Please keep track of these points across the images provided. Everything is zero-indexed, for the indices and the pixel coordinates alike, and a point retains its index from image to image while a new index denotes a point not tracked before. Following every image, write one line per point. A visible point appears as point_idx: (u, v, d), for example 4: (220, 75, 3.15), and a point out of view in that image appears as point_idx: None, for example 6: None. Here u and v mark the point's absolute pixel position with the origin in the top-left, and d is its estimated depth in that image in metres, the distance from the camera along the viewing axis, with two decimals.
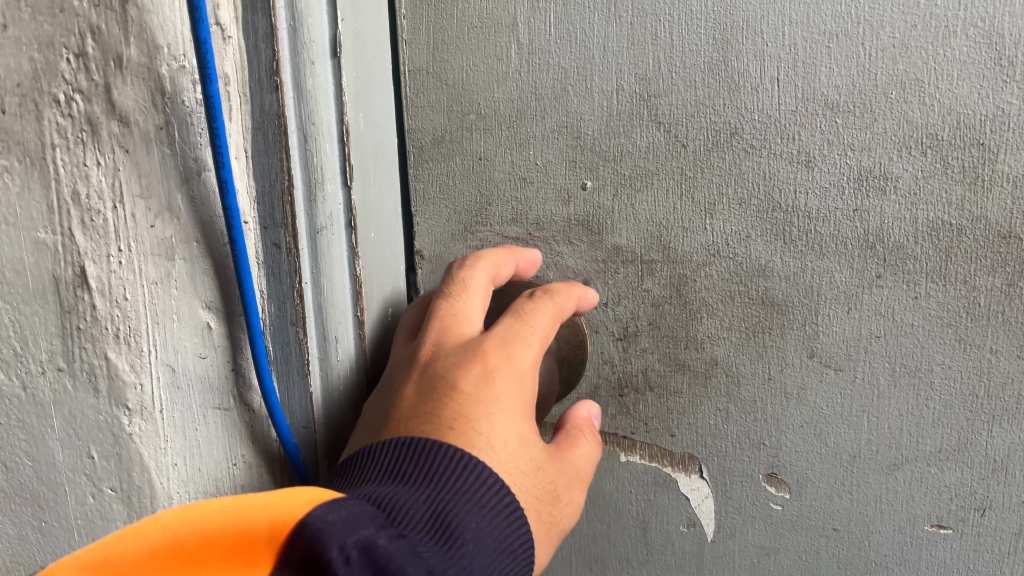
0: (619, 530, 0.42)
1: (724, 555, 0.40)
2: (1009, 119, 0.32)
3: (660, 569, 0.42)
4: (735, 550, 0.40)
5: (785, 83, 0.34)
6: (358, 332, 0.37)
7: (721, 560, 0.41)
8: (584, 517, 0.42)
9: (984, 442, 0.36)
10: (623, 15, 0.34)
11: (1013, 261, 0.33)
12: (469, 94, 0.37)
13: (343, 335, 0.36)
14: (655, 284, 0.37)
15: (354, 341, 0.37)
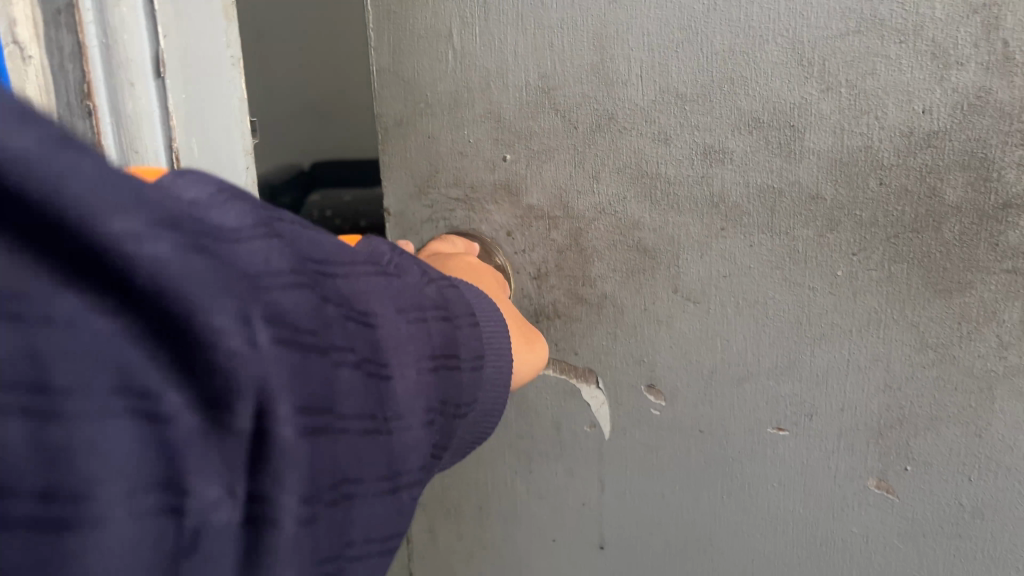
0: (540, 429, 0.53)
1: (618, 450, 0.51)
2: (811, 107, 0.42)
3: (571, 463, 0.52)
4: (627, 447, 0.51)
5: (646, 79, 0.44)
6: None
7: (616, 455, 0.51)
8: (513, 419, 0.53)
9: (808, 361, 0.45)
10: (528, 28, 0.46)
11: (820, 217, 0.43)
12: (420, 88, 0.49)
13: None
14: (559, 235, 0.48)
15: None
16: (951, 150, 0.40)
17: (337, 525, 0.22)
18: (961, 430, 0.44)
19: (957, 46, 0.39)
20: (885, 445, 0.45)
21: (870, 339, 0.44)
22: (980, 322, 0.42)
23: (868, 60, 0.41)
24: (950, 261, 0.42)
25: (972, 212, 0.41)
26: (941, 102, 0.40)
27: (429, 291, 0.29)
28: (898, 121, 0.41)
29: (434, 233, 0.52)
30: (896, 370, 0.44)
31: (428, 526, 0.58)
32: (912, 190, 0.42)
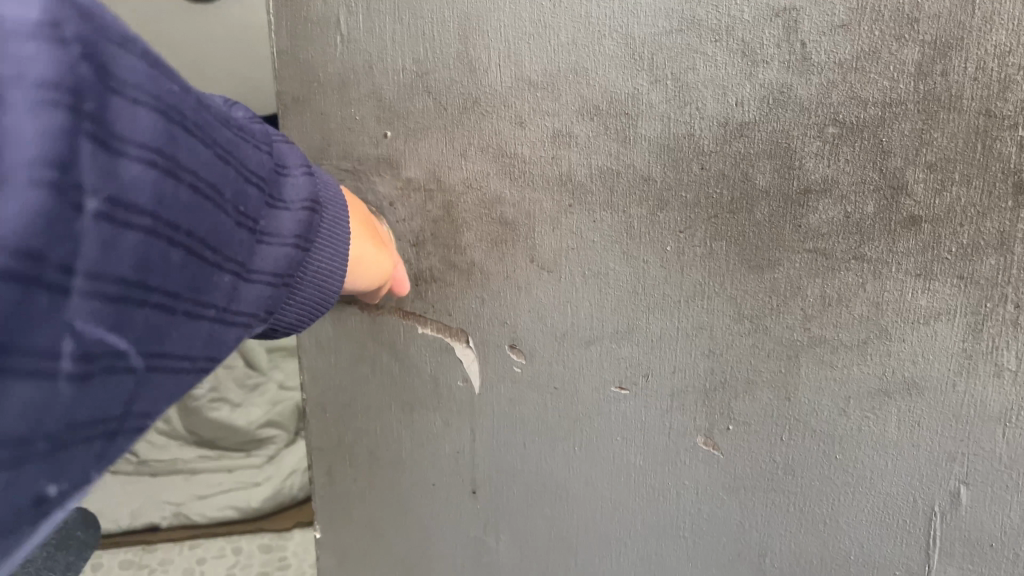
0: (420, 383, 0.58)
1: (487, 404, 0.56)
2: (642, 97, 0.47)
3: (447, 414, 0.58)
4: (494, 401, 0.56)
5: (504, 67, 0.49)
6: None
7: (485, 408, 0.56)
8: (398, 373, 0.58)
9: (644, 327, 0.51)
10: (403, 18, 0.51)
11: (652, 196, 0.48)
12: (313, 68, 0.54)
13: None
14: (433, 206, 0.54)
15: None
16: (760, 139, 0.45)
17: (167, 271, 0.28)
18: (774, 393, 0.49)
19: (762, 46, 0.44)
20: (711, 406, 0.50)
21: (696, 309, 0.49)
22: (787, 296, 0.47)
23: (689, 56, 0.45)
24: (761, 240, 0.47)
25: (779, 196, 0.46)
26: (750, 96, 0.45)
27: (264, 139, 0.38)
28: (715, 112, 0.45)
29: None
30: (718, 338, 0.49)
31: (326, 470, 0.64)
32: (728, 174, 0.46)
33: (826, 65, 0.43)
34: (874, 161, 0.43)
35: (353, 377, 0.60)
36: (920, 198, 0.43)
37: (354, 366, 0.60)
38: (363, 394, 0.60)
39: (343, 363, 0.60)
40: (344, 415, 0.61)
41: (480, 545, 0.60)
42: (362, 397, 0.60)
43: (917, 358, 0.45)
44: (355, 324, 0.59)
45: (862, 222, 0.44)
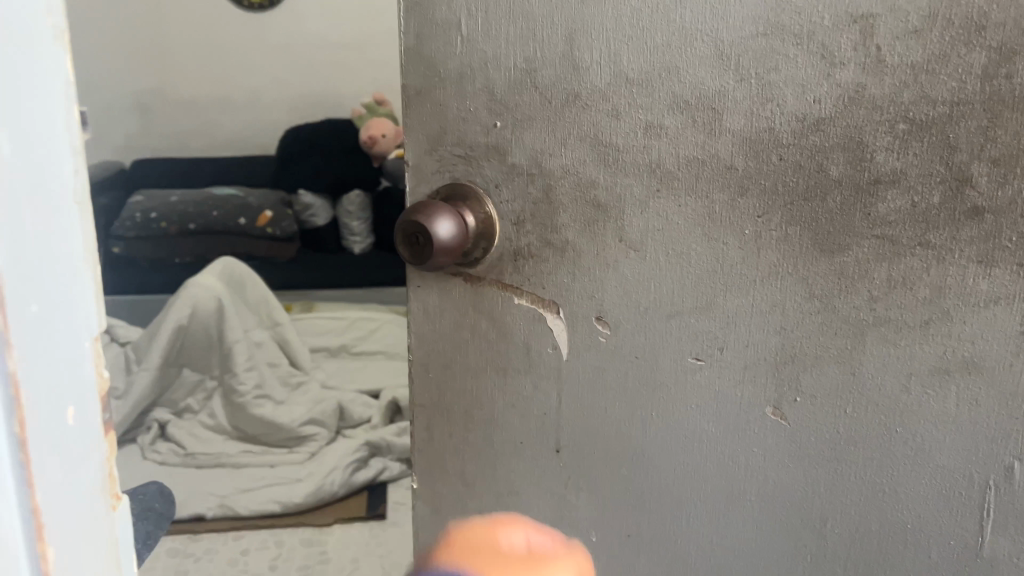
0: (514, 350, 0.64)
1: (574, 370, 0.62)
2: (728, 94, 0.52)
3: (537, 378, 0.64)
4: (581, 368, 0.62)
5: (604, 66, 0.55)
6: None
7: (572, 374, 0.62)
8: (495, 341, 0.65)
9: (721, 304, 0.56)
10: (517, 21, 0.57)
11: (733, 184, 0.53)
12: (434, 65, 0.61)
13: None
14: (534, 188, 0.60)
15: None
16: (835, 133, 0.50)
17: None
18: (840, 368, 0.53)
19: (840, 49, 0.48)
20: (779, 378, 0.55)
21: (769, 288, 0.54)
22: (855, 279, 0.51)
23: (773, 57, 0.50)
24: (833, 226, 0.51)
25: (850, 186, 0.50)
26: (828, 94, 0.49)
27: None
28: (795, 108, 0.50)
29: (441, 183, 0.64)
30: (790, 315, 0.54)
31: (427, 427, 0.71)
32: (804, 165, 0.51)
33: (899, 67, 0.47)
34: (942, 155, 0.47)
35: (454, 342, 0.67)
36: (984, 190, 0.47)
37: (456, 332, 0.67)
38: (462, 358, 0.67)
39: (446, 329, 0.67)
40: (445, 377, 0.69)
41: (560, 500, 0.66)
42: (461, 361, 0.67)
43: (976, 340, 0.49)
44: (459, 294, 0.65)
45: (928, 211, 0.48)
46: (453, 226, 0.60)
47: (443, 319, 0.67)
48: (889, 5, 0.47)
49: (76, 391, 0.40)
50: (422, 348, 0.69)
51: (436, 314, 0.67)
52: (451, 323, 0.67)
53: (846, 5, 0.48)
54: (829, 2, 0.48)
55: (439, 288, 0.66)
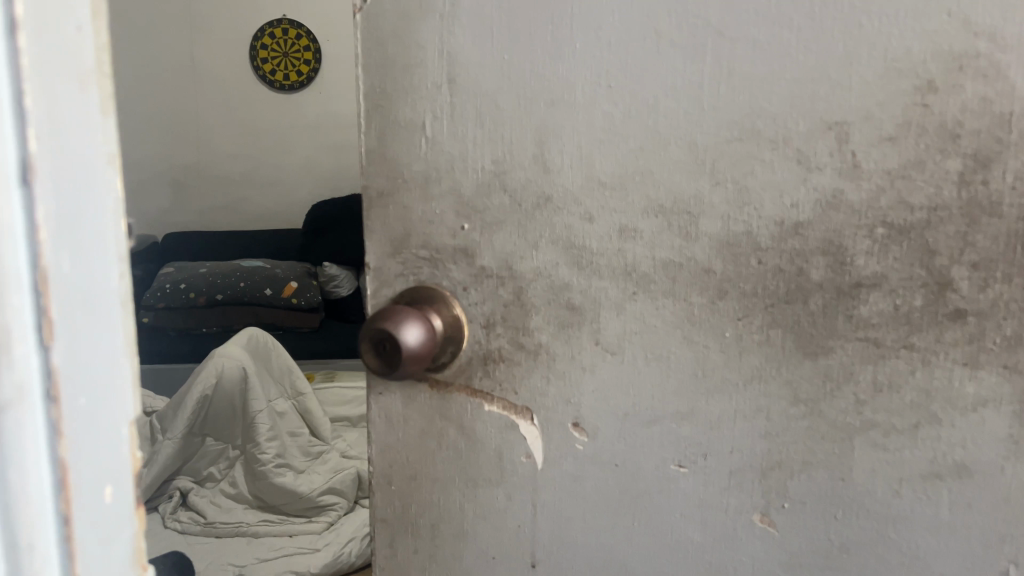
0: (485, 459, 0.61)
1: (550, 479, 0.59)
2: (704, 198, 0.51)
3: (510, 488, 0.61)
4: (557, 477, 0.59)
5: (576, 170, 0.54)
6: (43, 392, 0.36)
7: (548, 483, 0.59)
8: (464, 449, 0.62)
9: (704, 409, 0.54)
10: (485, 123, 0.56)
11: (712, 288, 0.52)
12: (398, 167, 0.60)
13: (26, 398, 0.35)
14: (504, 290, 0.58)
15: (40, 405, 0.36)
16: (814, 237, 0.49)
17: None
18: (829, 474, 0.52)
19: (817, 155, 0.48)
20: (767, 484, 0.53)
21: (754, 392, 0.53)
22: (841, 382, 0.50)
23: (748, 162, 0.50)
24: (816, 328, 0.50)
25: (832, 289, 0.50)
26: (806, 200, 0.49)
27: None
28: (772, 213, 0.50)
29: (405, 287, 0.61)
30: (775, 420, 0.52)
31: (390, 542, 0.67)
32: (784, 269, 0.50)
33: (876, 173, 0.47)
34: (922, 260, 0.47)
35: (420, 452, 0.63)
36: (965, 293, 0.47)
37: (422, 440, 0.63)
38: (429, 469, 0.63)
39: (411, 439, 0.63)
40: (411, 487, 0.64)
41: None
42: (427, 472, 0.63)
43: (967, 445, 0.48)
44: (425, 401, 0.62)
45: (912, 314, 0.48)
46: (421, 333, 0.56)
47: (406, 428, 0.63)
48: (862, 114, 0.47)
49: (119, 478, 0.42)
50: (383, 459, 0.65)
51: (400, 422, 0.63)
52: (417, 432, 0.63)
53: (819, 113, 0.48)
54: (803, 109, 0.48)
55: (403, 396, 0.63)
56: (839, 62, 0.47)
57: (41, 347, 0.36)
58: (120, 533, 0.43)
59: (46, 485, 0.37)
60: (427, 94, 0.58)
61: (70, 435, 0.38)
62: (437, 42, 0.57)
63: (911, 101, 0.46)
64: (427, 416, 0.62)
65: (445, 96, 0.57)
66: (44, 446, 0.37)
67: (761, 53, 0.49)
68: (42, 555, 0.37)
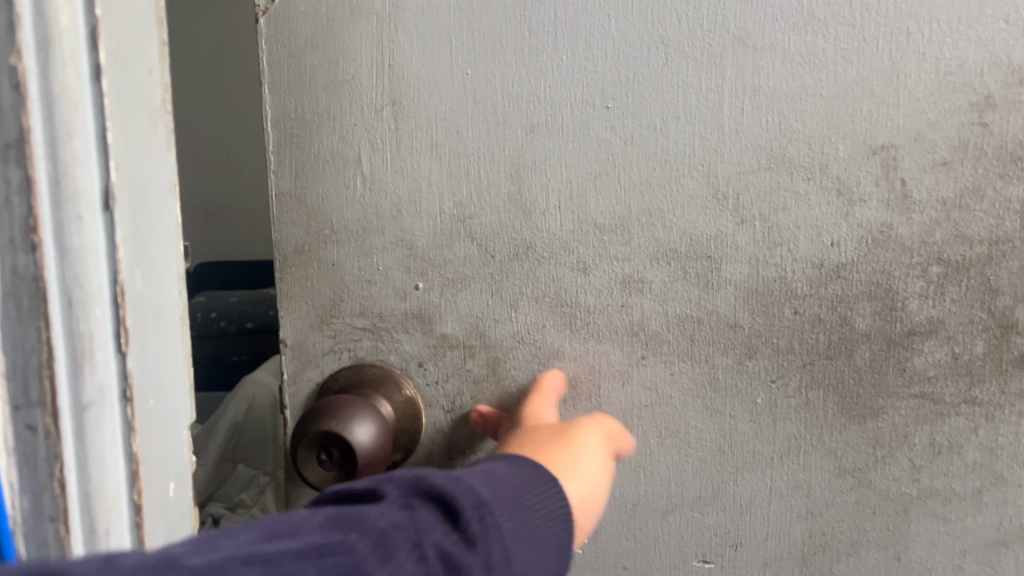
0: None
1: None
2: (727, 239, 0.43)
3: None
4: None
5: (565, 210, 0.44)
6: (127, 390, 0.33)
7: None
8: None
9: (731, 489, 0.45)
10: (442, 155, 0.44)
11: (739, 345, 0.44)
12: (325, 213, 0.46)
13: (109, 395, 0.32)
14: (474, 364, 0.46)
15: (124, 404, 0.33)
16: (859, 280, 0.42)
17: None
18: (881, 553, 0.44)
19: (860, 185, 0.41)
20: (809, 572, 0.45)
21: (791, 465, 0.44)
22: (893, 446, 0.43)
23: (779, 195, 0.42)
24: (863, 386, 0.43)
25: (881, 339, 0.42)
26: (847, 237, 0.42)
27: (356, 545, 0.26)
28: (809, 253, 0.42)
29: (337, 365, 0.48)
30: (816, 496, 0.44)
31: None
32: (824, 318, 0.43)
33: (929, 204, 0.41)
34: (983, 299, 0.41)
35: None
36: None
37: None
38: None
39: None
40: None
41: None
42: None
43: None
44: None
45: (971, 362, 0.42)
46: (371, 425, 0.43)
47: None
48: (912, 135, 0.40)
49: (184, 481, 0.38)
50: None
51: None
52: None
53: (862, 135, 0.41)
54: (843, 131, 0.41)
55: None
56: (882, 74, 0.40)
57: (122, 351, 0.32)
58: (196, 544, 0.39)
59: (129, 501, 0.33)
60: (361, 118, 0.45)
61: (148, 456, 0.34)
62: (372, 51, 0.44)
63: (966, 119, 0.40)
64: None
65: (385, 121, 0.45)
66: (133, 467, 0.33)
67: (790, 65, 0.41)
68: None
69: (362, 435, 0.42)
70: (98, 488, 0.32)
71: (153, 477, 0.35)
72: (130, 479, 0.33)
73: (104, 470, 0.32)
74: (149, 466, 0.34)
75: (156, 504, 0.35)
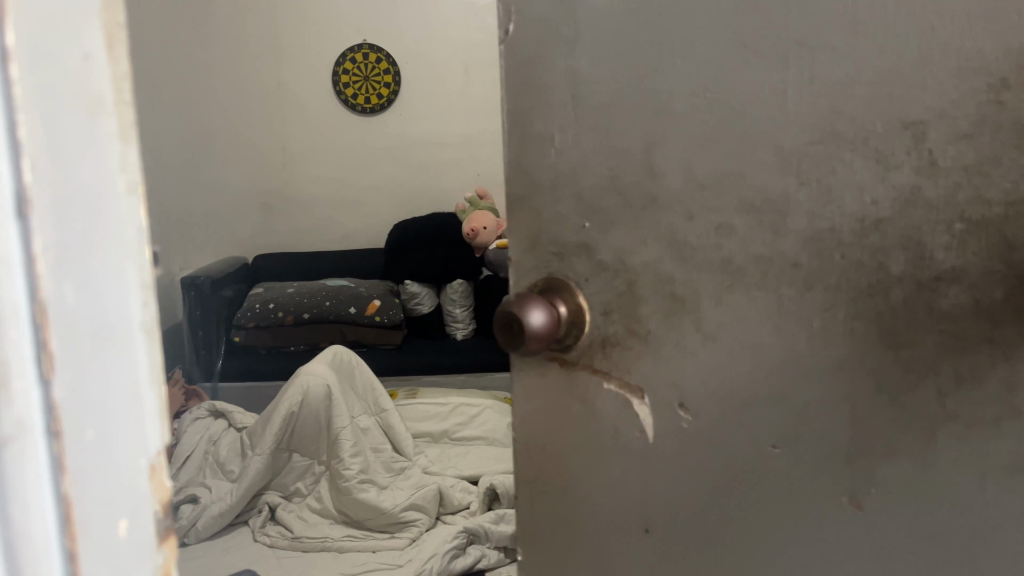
0: (605, 436, 0.66)
1: (660, 456, 0.63)
2: (791, 196, 0.54)
3: (621, 465, 0.66)
4: (665, 455, 0.63)
5: (676, 171, 0.58)
6: (52, 425, 0.38)
7: (658, 460, 0.64)
8: (587, 425, 0.67)
9: (795, 395, 0.57)
10: (597, 130, 0.61)
11: (799, 279, 0.55)
12: (525, 168, 0.65)
13: (33, 422, 0.37)
14: (619, 281, 0.62)
15: (47, 434, 0.37)
16: (893, 233, 0.51)
17: None
18: (914, 463, 0.53)
19: (894, 154, 0.50)
20: (853, 471, 0.55)
21: (839, 381, 0.55)
22: (922, 373, 0.52)
23: (829, 162, 0.52)
24: (897, 321, 0.52)
25: (912, 282, 0.51)
26: (884, 196, 0.51)
27: None
28: (854, 209, 0.52)
29: (538, 274, 0.67)
30: (860, 408, 0.54)
31: (528, 507, 0.73)
32: (865, 263, 0.52)
33: (953, 170, 0.49)
34: (1000, 253, 0.48)
35: (550, 426, 0.69)
36: None
37: (553, 415, 0.69)
38: (557, 441, 0.69)
39: (544, 413, 0.70)
40: (542, 458, 0.71)
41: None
42: (554, 443, 0.69)
43: None
44: (558, 382, 0.68)
45: (991, 307, 0.49)
46: (546, 310, 0.61)
47: (539, 404, 0.70)
48: (937, 112, 0.49)
49: (138, 519, 0.44)
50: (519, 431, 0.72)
51: (536, 398, 0.70)
52: (547, 408, 0.69)
53: (896, 112, 0.50)
54: (880, 111, 0.50)
55: (538, 379, 0.69)
56: (914, 65, 0.49)
57: (43, 380, 0.37)
58: (131, 513, 0.43)
59: (41, 459, 0.37)
60: (545, 105, 0.63)
61: (71, 420, 0.39)
62: (552, 57, 0.62)
63: (986, 98, 0.47)
64: (558, 393, 0.68)
65: (560, 106, 0.62)
66: (44, 427, 0.37)
67: (840, 60, 0.51)
68: (40, 522, 0.38)
69: (533, 314, 0.60)
70: (23, 498, 0.37)
71: (84, 500, 0.40)
72: (59, 487, 0.38)
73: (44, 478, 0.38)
74: (79, 485, 0.39)
75: (89, 514, 0.40)
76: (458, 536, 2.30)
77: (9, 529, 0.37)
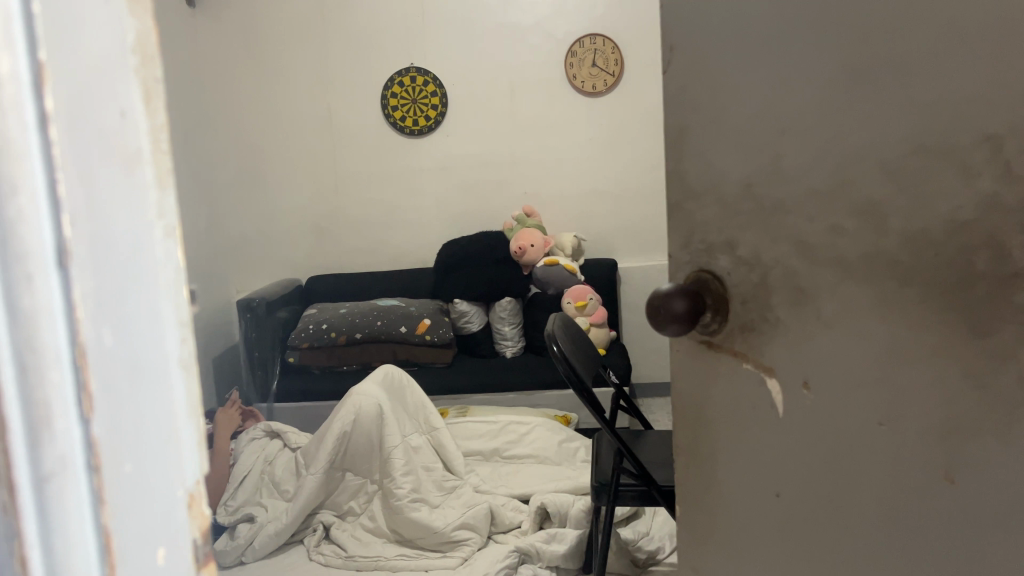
0: (737, 412, 0.76)
1: (784, 431, 0.72)
2: (894, 200, 0.61)
3: (751, 438, 0.75)
4: (786, 430, 0.72)
5: (801, 179, 0.66)
6: (89, 462, 0.39)
7: (781, 435, 0.72)
8: (723, 403, 0.77)
9: (900, 376, 0.63)
10: (734, 146, 0.70)
11: (902, 272, 0.61)
12: (675, 183, 0.76)
13: (71, 460, 0.38)
14: (753, 275, 0.71)
15: (86, 470, 0.39)
16: (977, 233, 0.57)
17: None
18: (997, 442, 0.59)
19: (974, 163, 0.57)
20: (946, 445, 0.62)
21: (935, 365, 0.61)
22: (1002, 357, 0.57)
23: (922, 170, 0.59)
24: (978, 313, 0.58)
25: (995, 278, 0.57)
26: (967, 201, 0.57)
27: None
28: (944, 213, 0.59)
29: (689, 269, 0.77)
30: (951, 388, 0.60)
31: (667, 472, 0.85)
32: (953, 260, 0.59)
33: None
34: None
35: (693, 403, 0.80)
36: None
37: (697, 393, 0.79)
38: (698, 416, 0.79)
39: (688, 391, 0.80)
40: (686, 431, 0.81)
41: (765, 545, 0.77)
42: (696, 419, 0.80)
43: None
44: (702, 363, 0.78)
45: None
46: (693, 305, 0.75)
47: (685, 383, 0.80)
48: (1012, 125, 0.55)
49: (172, 546, 0.45)
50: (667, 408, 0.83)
51: (683, 377, 0.80)
52: (690, 386, 0.80)
53: (978, 126, 0.56)
54: (963, 127, 0.57)
55: (686, 360, 0.80)
56: (985, 86, 0.55)
57: (82, 420, 0.39)
58: (166, 544, 0.44)
59: (83, 494, 0.39)
60: (692, 126, 0.73)
61: (108, 456, 0.40)
62: (696, 86, 0.72)
63: None
64: (701, 373, 0.78)
65: (702, 127, 0.72)
66: (84, 463, 0.39)
67: (933, 80, 0.58)
68: (79, 554, 0.39)
69: (681, 308, 0.74)
70: (69, 526, 0.38)
71: (124, 530, 0.41)
72: (97, 519, 0.40)
73: (74, 511, 0.39)
74: (116, 516, 0.41)
75: (130, 545, 0.41)
76: (510, 554, 2.36)
77: (53, 562, 0.38)
